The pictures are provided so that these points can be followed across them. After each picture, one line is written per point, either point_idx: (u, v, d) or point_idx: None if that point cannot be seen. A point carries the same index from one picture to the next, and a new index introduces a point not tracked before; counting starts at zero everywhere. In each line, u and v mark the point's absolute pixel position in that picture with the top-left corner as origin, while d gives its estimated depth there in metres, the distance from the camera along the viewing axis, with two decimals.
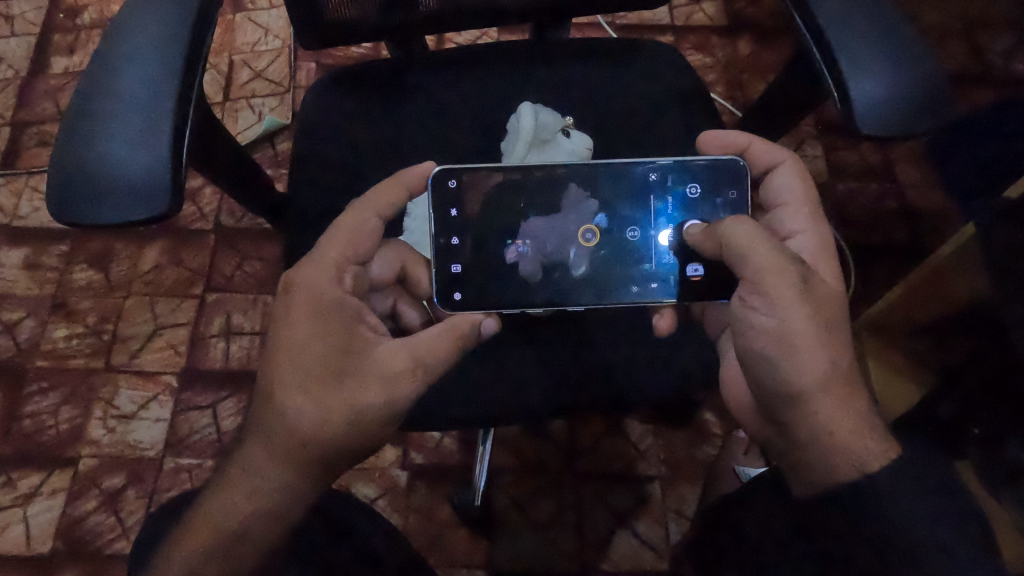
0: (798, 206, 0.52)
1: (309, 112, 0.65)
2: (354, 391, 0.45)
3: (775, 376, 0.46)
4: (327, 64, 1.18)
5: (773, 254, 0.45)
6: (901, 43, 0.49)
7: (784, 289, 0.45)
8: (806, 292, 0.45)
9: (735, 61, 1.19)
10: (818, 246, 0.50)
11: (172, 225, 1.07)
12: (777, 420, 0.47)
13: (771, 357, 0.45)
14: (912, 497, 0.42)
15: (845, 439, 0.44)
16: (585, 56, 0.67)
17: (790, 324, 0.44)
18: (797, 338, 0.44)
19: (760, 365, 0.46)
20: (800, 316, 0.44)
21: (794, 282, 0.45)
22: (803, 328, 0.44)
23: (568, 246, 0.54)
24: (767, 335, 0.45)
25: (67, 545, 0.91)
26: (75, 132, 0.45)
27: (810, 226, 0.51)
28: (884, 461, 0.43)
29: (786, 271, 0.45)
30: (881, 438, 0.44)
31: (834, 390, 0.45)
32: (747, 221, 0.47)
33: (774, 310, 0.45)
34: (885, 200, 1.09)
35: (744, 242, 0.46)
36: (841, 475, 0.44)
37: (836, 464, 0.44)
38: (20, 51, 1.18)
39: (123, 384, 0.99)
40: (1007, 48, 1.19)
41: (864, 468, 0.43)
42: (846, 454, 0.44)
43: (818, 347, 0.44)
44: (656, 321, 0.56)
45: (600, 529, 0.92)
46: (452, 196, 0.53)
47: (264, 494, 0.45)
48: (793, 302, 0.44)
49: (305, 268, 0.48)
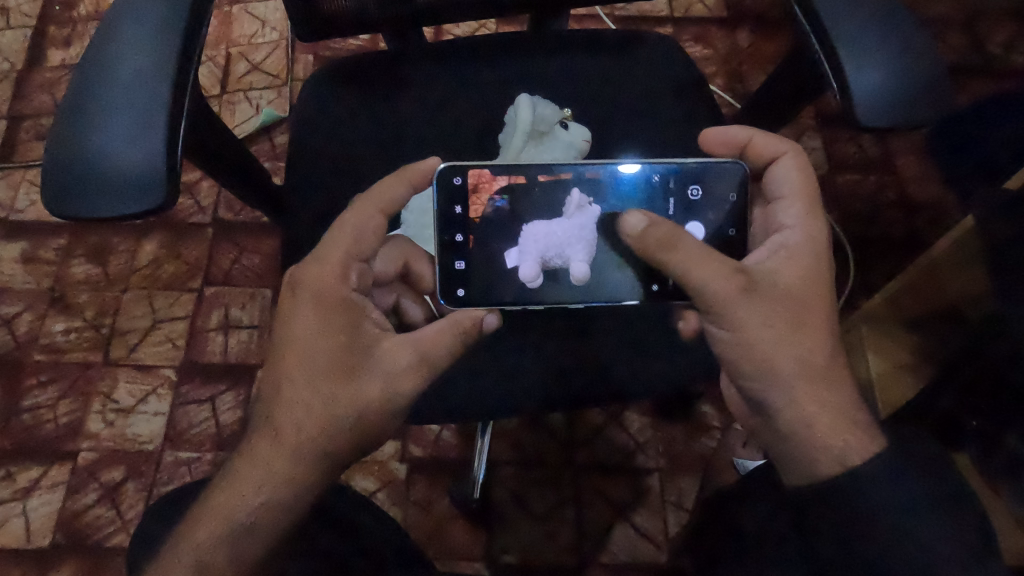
0: (794, 200, 0.51)
1: (306, 104, 0.65)
2: (362, 386, 0.45)
3: (750, 379, 0.47)
4: (325, 57, 1.17)
5: (715, 277, 0.45)
6: (900, 34, 0.48)
7: (736, 310, 0.45)
8: (756, 303, 0.45)
9: (735, 53, 1.19)
10: (804, 241, 0.49)
11: (170, 219, 1.07)
12: (759, 415, 0.49)
13: (737, 363, 0.47)
14: (893, 493, 0.42)
15: (824, 435, 0.45)
16: (583, 48, 0.66)
17: (746, 336, 0.46)
18: (759, 348, 0.46)
19: (734, 370, 0.48)
20: (753, 327, 0.45)
21: (742, 300, 0.45)
22: (761, 336, 0.45)
23: (573, 250, 0.53)
24: (730, 348, 0.47)
25: (67, 538, 0.91)
26: (70, 127, 0.45)
27: (800, 222, 0.50)
28: (867, 455, 0.44)
29: (730, 291, 0.45)
30: (865, 434, 0.45)
31: (808, 385, 0.46)
32: (686, 239, 0.45)
33: (728, 325, 0.46)
34: (885, 192, 1.08)
35: (684, 269, 0.45)
36: (820, 470, 0.45)
37: (816, 459, 0.45)
38: (16, 44, 1.17)
39: (121, 378, 0.99)
40: (1009, 40, 1.19)
41: (846, 462, 0.44)
42: (829, 450, 0.45)
43: (781, 349, 0.45)
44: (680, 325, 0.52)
45: (599, 521, 0.92)
46: (456, 194, 0.53)
47: (271, 488, 0.45)
48: (745, 317, 0.45)
49: (312, 266, 0.48)
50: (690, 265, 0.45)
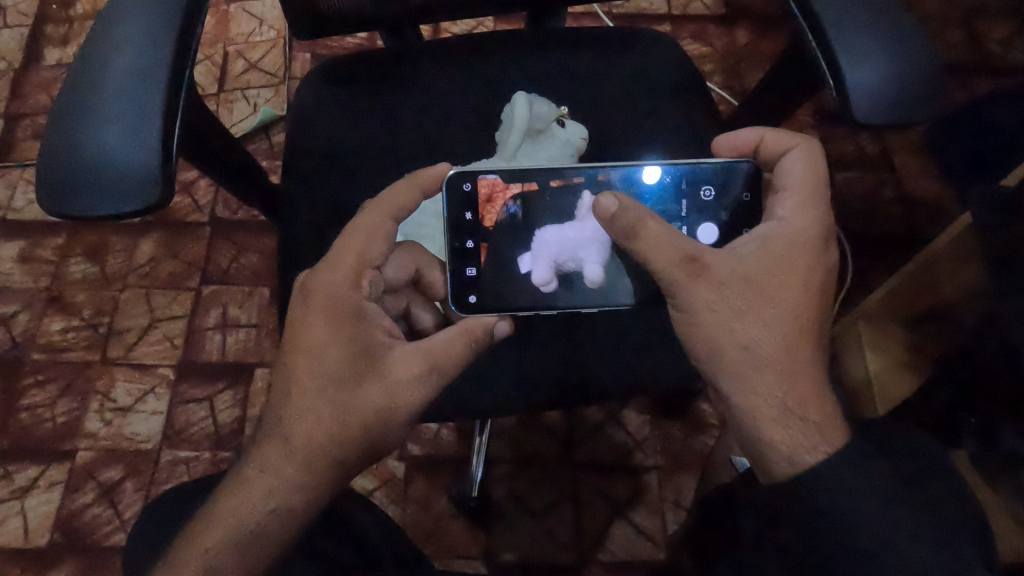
0: (796, 193, 0.51)
1: (303, 103, 0.65)
2: (373, 394, 0.46)
3: (707, 365, 0.49)
4: (322, 55, 1.17)
5: (665, 254, 0.48)
6: (897, 30, 0.48)
7: (687, 293, 0.48)
8: (701, 284, 0.48)
9: (733, 51, 1.19)
10: (788, 237, 0.49)
11: (168, 218, 1.06)
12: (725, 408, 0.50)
13: (688, 341, 0.50)
14: (851, 490, 0.43)
15: (774, 433, 0.47)
16: (581, 46, 0.66)
17: (693, 314, 0.48)
18: (707, 330, 0.48)
19: (692, 353, 0.50)
20: (700, 306, 0.48)
21: (693, 283, 0.48)
22: (707, 316, 0.48)
23: (587, 252, 0.54)
24: (685, 330, 0.49)
25: (65, 537, 0.91)
26: (64, 124, 0.45)
27: (793, 216, 0.50)
28: (819, 454, 0.45)
29: (676, 268, 0.48)
30: (824, 432, 0.46)
31: (759, 377, 0.47)
32: (651, 221, 0.49)
33: (677, 302, 0.49)
34: (884, 190, 1.08)
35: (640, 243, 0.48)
36: (777, 469, 0.47)
37: (770, 457, 0.47)
38: (13, 43, 1.17)
39: (120, 377, 0.99)
40: (1007, 36, 1.18)
41: (796, 460, 0.46)
42: (778, 446, 0.47)
43: (728, 331, 0.48)
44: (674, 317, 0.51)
45: (597, 519, 0.92)
46: (468, 200, 0.52)
47: (280, 495, 0.45)
48: (691, 295, 0.48)
49: (323, 273, 0.47)
50: (647, 243, 0.48)
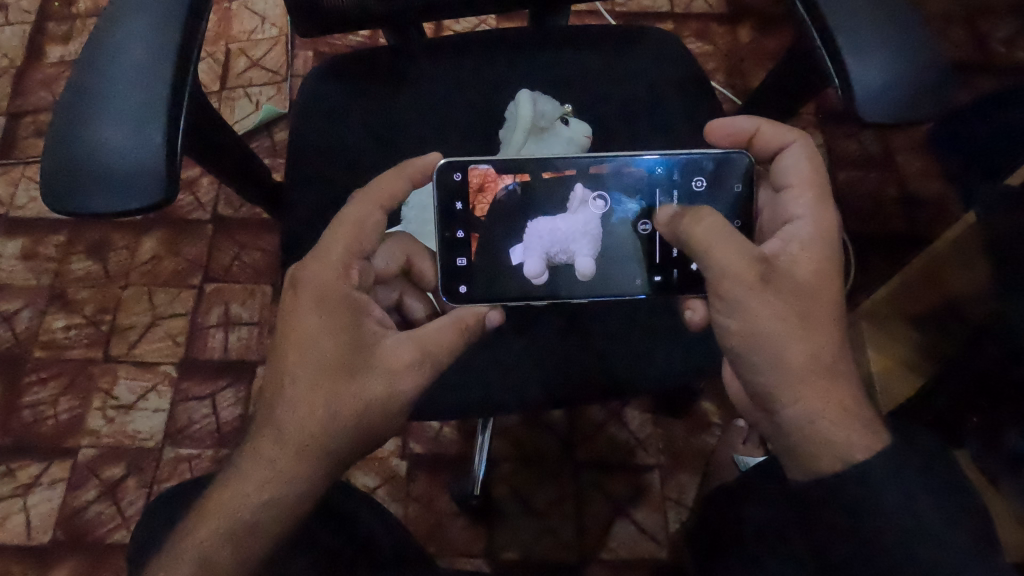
0: (803, 189, 0.51)
1: (306, 100, 0.64)
2: (363, 384, 0.45)
3: (754, 370, 0.47)
4: (324, 53, 1.17)
5: (729, 255, 0.46)
6: (903, 30, 0.48)
7: (739, 293, 0.46)
8: (769, 292, 0.46)
9: (736, 49, 1.19)
10: (813, 232, 0.48)
11: (170, 215, 1.06)
12: (763, 409, 0.48)
13: (743, 355, 0.47)
14: (899, 489, 0.42)
15: (829, 431, 0.45)
16: (585, 44, 0.66)
17: (755, 324, 0.46)
18: (763, 334, 0.46)
19: (742, 363, 0.48)
20: (764, 316, 0.46)
21: (748, 283, 0.46)
22: (771, 326, 0.45)
23: (577, 244, 0.54)
24: (730, 334, 0.47)
25: (67, 534, 0.91)
26: (69, 122, 0.45)
27: (810, 212, 0.50)
28: (869, 451, 0.44)
29: (744, 272, 0.46)
30: (870, 429, 0.45)
31: (812, 379, 0.45)
32: (709, 216, 0.48)
33: (738, 312, 0.46)
34: (885, 189, 1.08)
35: (704, 240, 0.47)
36: (825, 467, 0.45)
37: (820, 456, 0.45)
38: (15, 40, 1.17)
39: (122, 374, 0.99)
40: (1010, 35, 1.18)
41: (847, 458, 0.44)
42: (831, 444, 0.45)
43: (792, 341, 0.45)
44: (688, 316, 0.53)
45: (599, 517, 0.92)
46: (458, 190, 0.52)
47: (272, 486, 0.45)
48: (757, 303, 0.46)
49: (311, 264, 0.48)
50: (709, 240, 0.47)
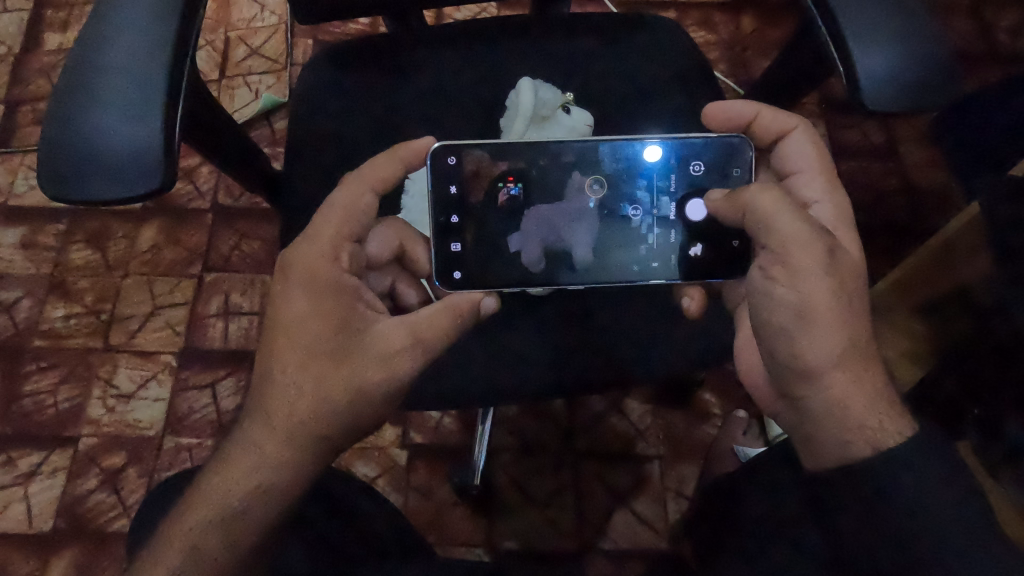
0: (814, 174, 0.51)
1: (306, 86, 0.64)
2: (354, 369, 0.45)
3: (785, 348, 0.45)
4: (324, 41, 1.16)
5: (799, 225, 0.44)
6: (911, 19, 0.47)
7: (809, 262, 0.44)
8: (833, 270, 0.44)
9: (739, 38, 1.18)
10: (836, 216, 0.50)
11: (170, 204, 1.06)
12: (785, 397, 0.47)
13: (790, 329, 0.45)
14: (921, 477, 0.42)
15: (858, 415, 0.44)
16: (588, 31, 0.65)
17: (812, 298, 0.44)
18: (822, 311, 0.44)
19: (773, 339, 0.46)
20: (822, 290, 0.44)
21: (819, 254, 0.44)
22: (825, 303, 0.44)
23: (575, 231, 0.53)
24: (785, 307, 0.45)
25: (67, 523, 0.91)
26: (63, 112, 0.44)
27: (827, 195, 0.51)
28: (899, 438, 0.43)
29: (811, 242, 0.44)
30: (896, 413, 0.44)
31: (848, 364, 0.44)
32: (769, 189, 0.46)
33: (797, 283, 0.44)
34: (888, 179, 1.08)
35: (767, 210, 0.45)
36: (854, 452, 0.44)
37: (848, 439, 0.44)
38: (12, 28, 1.16)
39: (123, 363, 0.99)
40: (1015, 25, 1.17)
41: (877, 443, 0.43)
42: (858, 430, 0.44)
43: (833, 323, 0.44)
44: (685, 303, 0.55)
45: (599, 506, 0.92)
46: (452, 174, 0.52)
47: (263, 471, 0.45)
48: (816, 276, 0.44)
49: (303, 247, 0.47)
50: (774, 208, 0.45)
